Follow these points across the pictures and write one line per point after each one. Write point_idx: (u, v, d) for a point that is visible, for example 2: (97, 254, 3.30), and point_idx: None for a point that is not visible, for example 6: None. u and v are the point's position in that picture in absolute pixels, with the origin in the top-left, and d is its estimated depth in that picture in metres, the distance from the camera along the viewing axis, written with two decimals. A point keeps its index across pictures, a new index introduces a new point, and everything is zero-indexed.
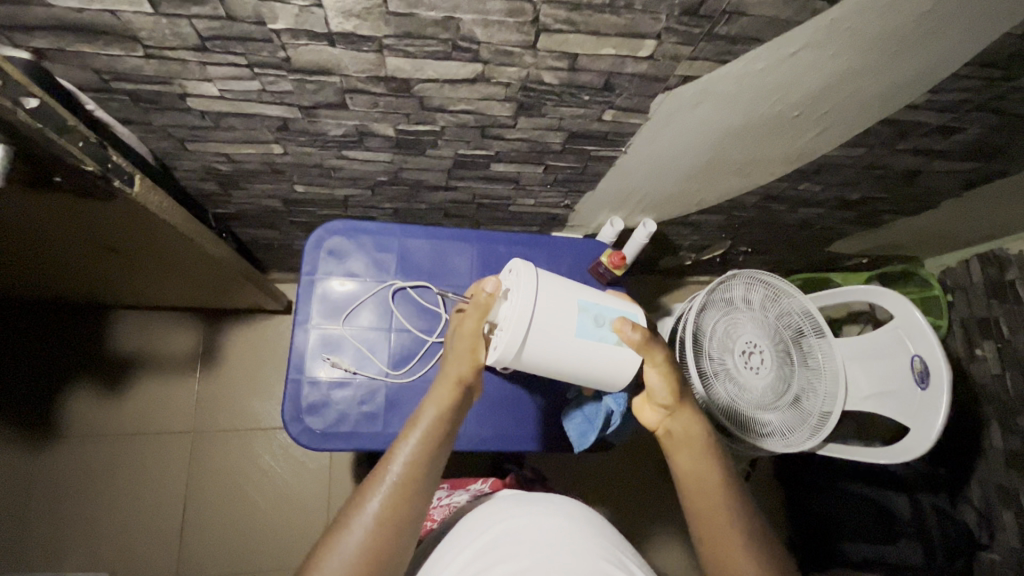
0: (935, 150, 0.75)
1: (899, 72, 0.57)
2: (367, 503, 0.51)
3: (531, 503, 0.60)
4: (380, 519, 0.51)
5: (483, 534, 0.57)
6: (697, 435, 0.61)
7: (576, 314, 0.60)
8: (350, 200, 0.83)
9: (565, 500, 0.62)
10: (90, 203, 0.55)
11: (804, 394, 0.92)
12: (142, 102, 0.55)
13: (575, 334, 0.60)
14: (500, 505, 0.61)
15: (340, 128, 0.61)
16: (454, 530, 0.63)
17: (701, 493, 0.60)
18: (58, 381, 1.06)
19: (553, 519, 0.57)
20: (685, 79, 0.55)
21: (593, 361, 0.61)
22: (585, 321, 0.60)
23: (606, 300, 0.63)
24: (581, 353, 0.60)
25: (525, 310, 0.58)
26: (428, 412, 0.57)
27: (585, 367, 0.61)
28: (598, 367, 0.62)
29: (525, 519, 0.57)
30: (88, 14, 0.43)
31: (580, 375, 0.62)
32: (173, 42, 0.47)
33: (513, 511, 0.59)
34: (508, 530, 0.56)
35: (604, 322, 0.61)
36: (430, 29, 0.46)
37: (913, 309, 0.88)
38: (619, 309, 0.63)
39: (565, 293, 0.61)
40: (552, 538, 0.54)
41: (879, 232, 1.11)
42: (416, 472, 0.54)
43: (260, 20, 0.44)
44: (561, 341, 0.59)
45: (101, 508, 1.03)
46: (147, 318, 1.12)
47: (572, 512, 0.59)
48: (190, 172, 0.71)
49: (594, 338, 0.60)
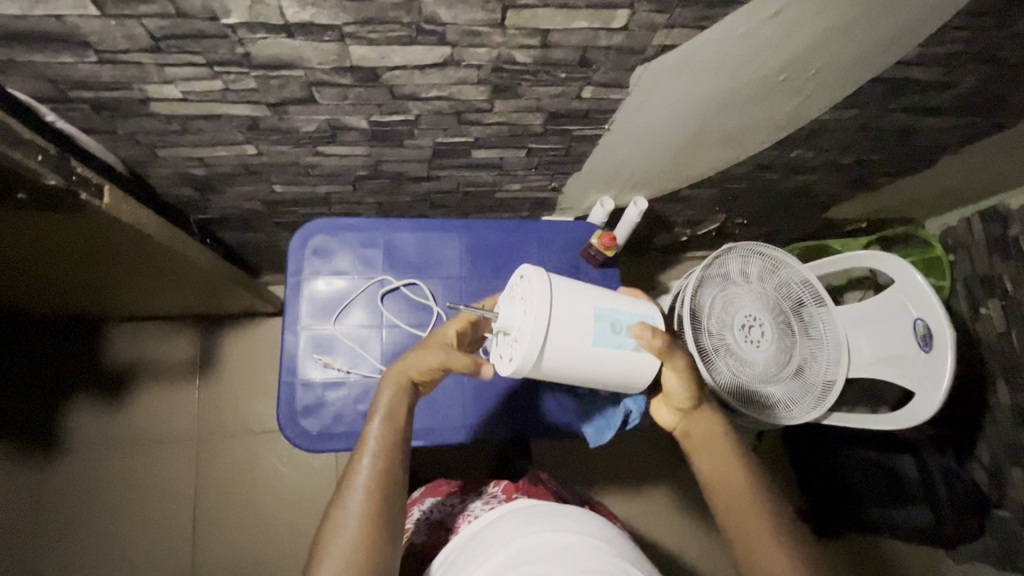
0: (929, 107, 0.73)
1: (889, 26, 0.55)
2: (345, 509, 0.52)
3: (543, 518, 0.52)
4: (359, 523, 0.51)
5: (491, 559, 0.49)
6: (714, 431, 0.63)
7: (594, 324, 0.57)
8: (332, 196, 0.81)
9: (586, 515, 0.53)
10: (59, 218, 0.53)
11: (807, 363, 0.91)
12: (104, 110, 0.54)
13: (594, 344, 0.57)
14: (508, 524, 0.53)
15: (312, 124, 0.59)
16: (456, 558, 0.54)
17: (723, 483, 0.59)
18: (57, 396, 1.06)
19: (575, 537, 0.49)
20: (662, 49, 0.53)
21: (612, 368, 0.59)
22: (602, 330, 0.57)
23: (623, 304, 0.60)
24: (598, 361, 0.58)
25: (540, 319, 0.54)
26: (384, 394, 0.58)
27: (603, 373, 0.59)
28: (618, 372, 0.60)
29: (542, 534, 0.49)
30: (32, 20, 0.41)
31: (597, 380, 0.60)
32: (125, 44, 0.45)
33: (524, 530, 0.50)
34: (520, 552, 0.47)
35: (621, 328, 0.58)
36: (391, 13, 0.44)
37: (913, 271, 0.87)
38: (637, 313, 0.60)
39: (581, 302, 0.57)
40: (577, 560, 0.45)
41: (877, 195, 1.09)
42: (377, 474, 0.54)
43: (213, 15, 0.42)
44: (579, 351, 0.56)
45: (111, 522, 1.04)
46: (141, 328, 1.11)
47: (592, 529, 0.51)
48: (165, 179, 0.70)
49: (612, 345, 0.57)
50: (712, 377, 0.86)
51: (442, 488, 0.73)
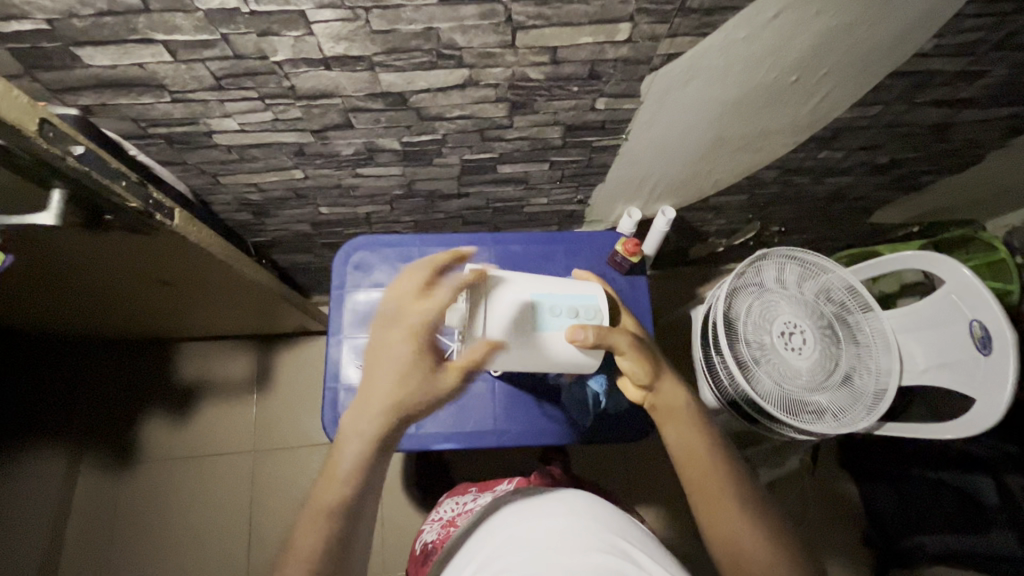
0: (961, 98, 0.71)
1: (896, 20, 0.55)
2: (317, 514, 0.50)
3: (542, 504, 0.54)
4: (328, 532, 0.50)
5: (487, 550, 0.50)
6: (681, 406, 0.59)
7: (529, 309, 0.59)
8: (372, 216, 0.88)
9: (582, 501, 0.54)
10: (138, 239, 0.61)
11: (855, 372, 0.88)
12: (175, 143, 0.62)
13: (535, 329, 0.59)
14: (507, 514, 0.55)
15: (351, 148, 0.66)
16: (460, 550, 0.56)
17: (691, 469, 0.56)
18: (134, 408, 1.17)
19: (573, 518, 0.50)
20: (669, 58, 0.56)
21: (559, 351, 0.59)
22: (539, 314, 0.59)
23: (562, 289, 0.61)
24: (543, 345, 0.59)
25: (472, 313, 0.59)
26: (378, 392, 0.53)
27: (552, 358, 0.60)
28: (566, 357, 0.60)
29: (532, 523, 0.50)
30: (121, 69, 0.50)
31: (555, 366, 0.61)
32: (193, 85, 0.52)
33: (524, 515, 0.52)
34: (519, 534, 0.49)
35: (560, 311, 0.60)
36: (413, 41, 0.49)
37: (962, 268, 0.81)
38: (577, 297, 0.61)
39: (517, 290, 0.60)
40: (566, 540, 0.46)
41: (923, 196, 1.04)
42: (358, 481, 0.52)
43: (263, 55, 0.49)
44: (520, 338, 0.58)
45: (177, 528, 1.11)
46: (207, 346, 1.22)
47: (593, 511, 0.52)
48: (226, 204, 0.78)
49: (553, 328, 0.59)
50: (752, 386, 0.84)
51: (461, 490, 0.74)
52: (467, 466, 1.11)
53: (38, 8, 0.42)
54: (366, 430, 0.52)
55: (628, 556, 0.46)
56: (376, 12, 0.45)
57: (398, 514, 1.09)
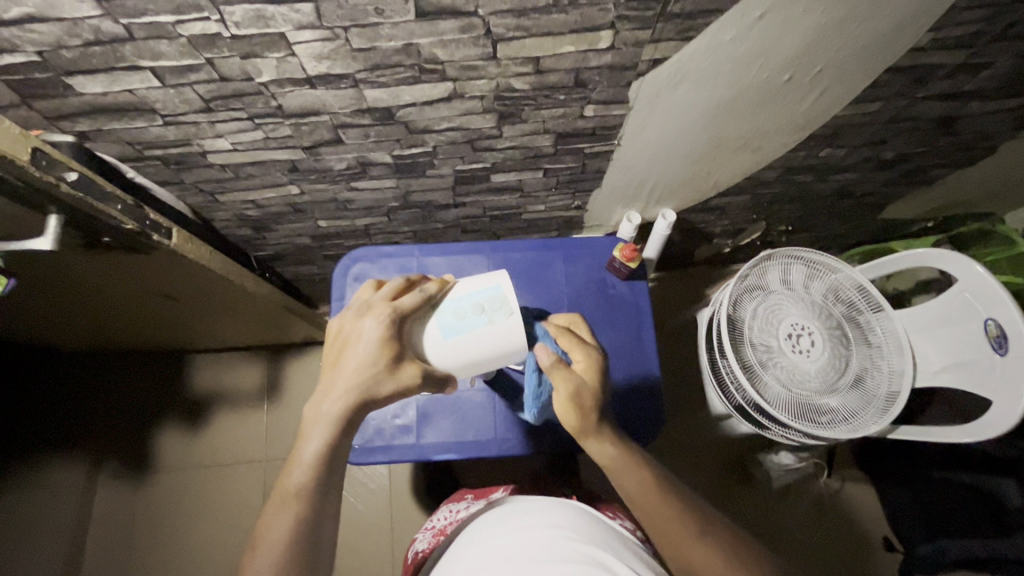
0: (964, 92, 0.69)
1: (888, 16, 0.54)
2: (264, 544, 0.46)
3: (528, 512, 0.53)
4: (275, 564, 0.45)
5: (471, 557, 0.50)
6: (609, 459, 0.54)
7: (435, 321, 0.54)
8: (371, 228, 0.88)
9: (568, 509, 0.54)
10: (136, 259, 0.63)
11: (866, 373, 0.85)
12: (172, 164, 0.63)
13: (441, 339, 0.53)
14: (492, 521, 0.55)
15: (343, 162, 0.66)
16: (447, 557, 0.56)
17: (647, 513, 0.53)
18: (147, 420, 1.19)
19: (553, 527, 0.49)
20: (655, 62, 0.55)
21: (486, 349, 0.54)
22: (446, 322, 0.54)
23: (462, 288, 0.56)
24: (464, 351, 0.54)
25: None
26: (328, 412, 0.49)
27: (482, 357, 0.55)
28: (497, 352, 0.55)
29: (513, 533, 0.50)
30: (112, 95, 0.51)
31: (493, 361, 0.56)
32: (183, 107, 0.54)
33: (505, 525, 0.52)
34: (496, 547, 0.49)
35: (466, 312, 0.54)
36: (395, 57, 0.49)
37: (976, 265, 0.79)
38: (482, 291, 0.55)
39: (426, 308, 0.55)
40: (544, 548, 0.46)
41: (935, 190, 1.01)
42: (303, 503, 0.47)
43: (249, 76, 0.50)
44: (426, 349, 0.53)
45: (190, 538, 1.13)
46: (217, 358, 1.25)
47: (576, 520, 0.51)
48: (227, 221, 0.80)
49: (463, 332, 0.53)
50: (758, 390, 0.82)
51: (456, 497, 0.74)
52: (474, 473, 1.11)
53: (27, 41, 0.44)
54: (310, 449, 0.48)
55: (607, 564, 0.45)
56: (354, 30, 0.46)
57: (406, 522, 1.09)
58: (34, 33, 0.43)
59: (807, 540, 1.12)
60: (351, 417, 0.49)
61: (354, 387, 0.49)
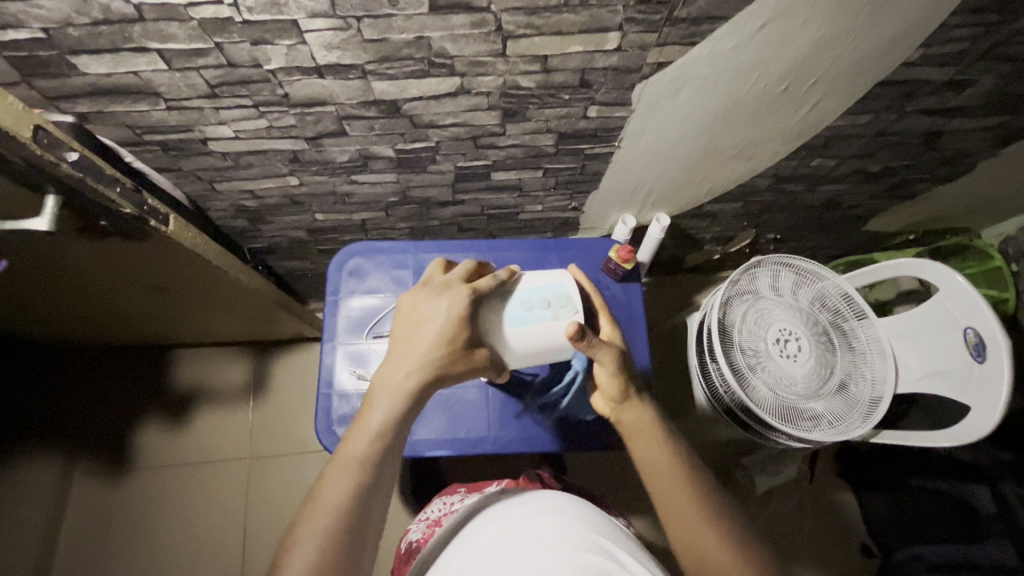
0: (950, 107, 0.72)
1: (881, 33, 0.56)
2: (321, 504, 0.45)
3: (526, 501, 0.54)
4: (330, 527, 0.43)
5: (470, 545, 0.51)
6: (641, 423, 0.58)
7: (504, 309, 0.58)
8: (367, 223, 0.88)
9: (566, 497, 0.54)
10: (131, 245, 0.62)
11: (850, 379, 0.87)
12: (171, 151, 0.63)
13: (509, 326, 0.57)
14: (490, 511, 0.55)
15: (345, 155, 0.66)
16: (446, 547, 0.56)
17: (659, 481, 0.54)
18: (128, 416, 1.17)
19: (552, 514, 0.50)
20: (658, 67, 0.56)
21: (545, 340, 0.59)
22: (514, 311, 0.58)
23: (529, 282, 0.60)
24: (528, 340, 0.58)
25: None
26: (401, 381, 0.49)
27: (539, 348, 0.59)
28: (556, 343, 0.60)
29: (513, 520, 0.50)
30: (117, 77, 0.50)
31: (550, 352, 0.60)
32: (188, 92, 0.53)
33: (504, 514, 0.53)
34: (496, 534, 0.49)
35: (533, 304, 0.59)
36: (405, 50, 0.50)
37: (956, 275, 0.81)
38: (547, 288, 0.60)
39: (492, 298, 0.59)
40: (544, 534, 0.47)
41: (918, 204, 1.05)
42: (365, 470, 0.46)
43: (257, 63, 0.50)
44: (493, 334, 0.57)
45: (170, 535, 1.10)
46: (205, 353, 1.23)
47: (573, 508, 0.52)
48: (222, 211, 0.79)
49: (529, 322, 0.58)
50: (747, 395, 0.83)
51: (449, 491, 0.74)
52: (462, 472, 1.11)
53: (34, 17, 0.43)
54: (378, 417, 0.48)
55: (608, 550, 0.46)
56: (367, 21, 0.46)
57: (393, 521, 1.08)
58: (41, 9, 0.42)
59: (789, 543, 1.13)
60: (420, 395, 0.50)
61: (431, 359, 0.51)
